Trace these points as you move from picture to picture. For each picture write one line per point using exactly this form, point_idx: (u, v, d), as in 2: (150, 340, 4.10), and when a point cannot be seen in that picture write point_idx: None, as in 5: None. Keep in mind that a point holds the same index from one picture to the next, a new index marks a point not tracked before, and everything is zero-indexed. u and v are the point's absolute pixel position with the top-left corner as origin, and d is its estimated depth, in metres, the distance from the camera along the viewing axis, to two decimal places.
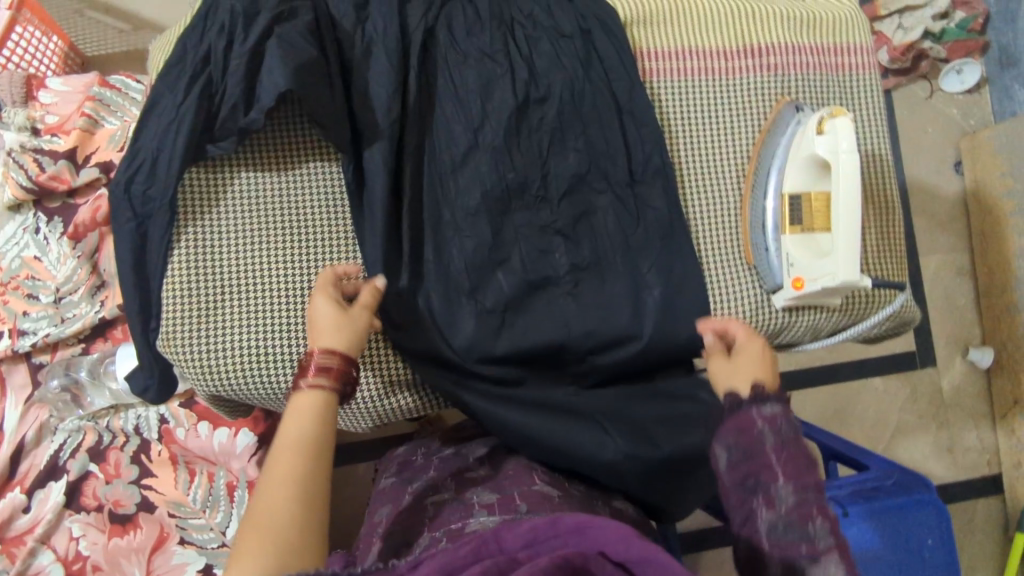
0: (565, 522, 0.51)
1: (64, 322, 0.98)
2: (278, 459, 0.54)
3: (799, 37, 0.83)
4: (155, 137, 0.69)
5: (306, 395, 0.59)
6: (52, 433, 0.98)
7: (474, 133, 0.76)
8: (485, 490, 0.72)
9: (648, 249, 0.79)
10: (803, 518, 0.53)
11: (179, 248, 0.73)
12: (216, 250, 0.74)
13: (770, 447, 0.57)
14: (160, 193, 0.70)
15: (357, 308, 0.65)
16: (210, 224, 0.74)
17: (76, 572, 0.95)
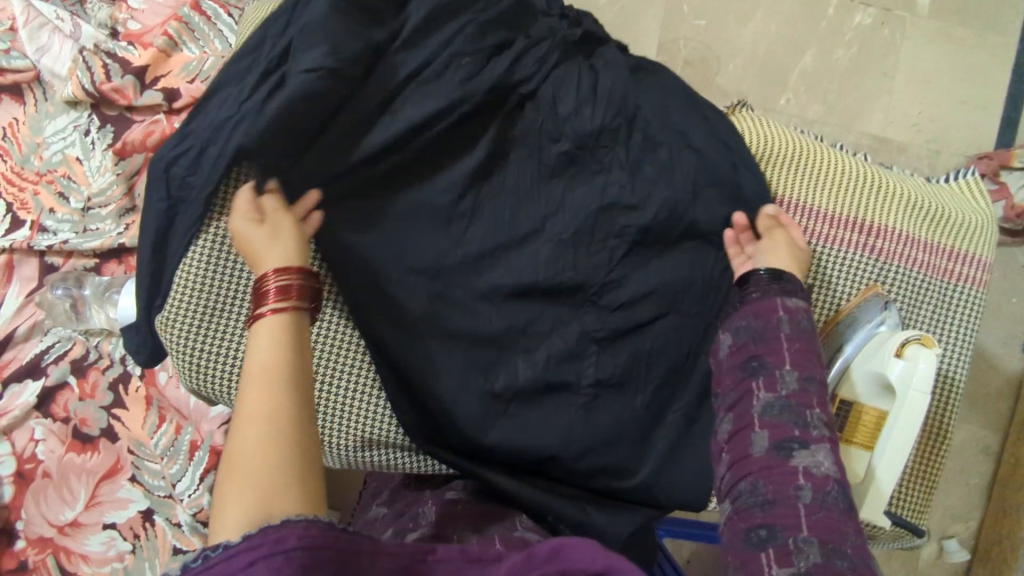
0: (539, 552, 0.49)
1: (86, 234, 0.96)
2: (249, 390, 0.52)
3: (914, 229, 0.76)
4: (206, 130, 0.66)
5: (266, 321, 0.57)
6: (42, 333, 0.98)
7: (544, 218, 0.73)
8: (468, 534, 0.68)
9: (671, 392, 0.75)
10: (801, 401, 0.62)
11: (204, 241, 0.70)
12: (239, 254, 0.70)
13: (783, 334, 0.66)
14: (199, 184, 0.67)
15: (277, 219, 0.63)
16: None
17: (27, 472, 0.98)
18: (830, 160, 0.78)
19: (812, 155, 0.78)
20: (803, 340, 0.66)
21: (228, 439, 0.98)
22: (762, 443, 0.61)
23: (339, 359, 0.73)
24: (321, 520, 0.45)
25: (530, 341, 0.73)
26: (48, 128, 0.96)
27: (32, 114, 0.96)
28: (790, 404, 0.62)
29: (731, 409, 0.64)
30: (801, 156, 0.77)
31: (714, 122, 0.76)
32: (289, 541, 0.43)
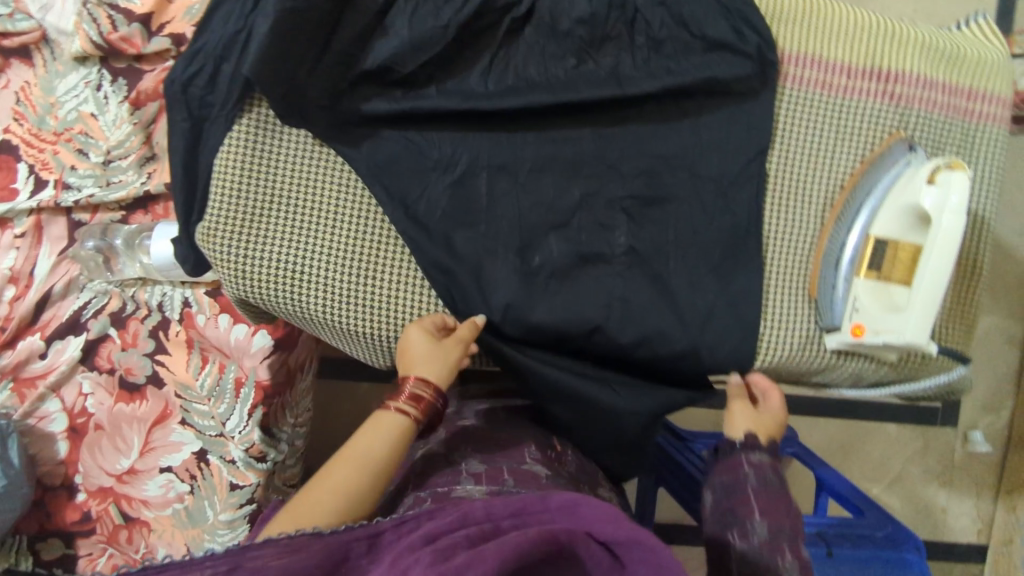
0: (552, 500, 0.55)
1: (108, 187, 0.98)
2: (339, 470, 0.63)
3: (933, 71, 0.76)
4: (216, 47, 0.66)
5: (388, 414, 0.67)
6: (79, 290, 1.00)
7: (572, 71, 0.71)
8: (476, 460, 0.76)
9: (708, 257, 0.74)
10: (773, 550, 0.64)
11: (229, 149, 0.70)
12: (269, 160, 0.71)
13: (750, 488, 0.68)
14: (220, 100, 0.69)
15: (451, 342, 0.70)
16: (265, 132, 0.70)
17: (79, 426, 1.00)
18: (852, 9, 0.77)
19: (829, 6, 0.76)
20: (775, 492, 0.68)
21: (270, 373, 1.00)
22: (761, 531, 0.65)
23: (379, 255, 0.73)
24: (305, 533, 0.52)
25: (562, 217, 0.73)
26: (60, 87, 0.97)
27: (43, 75, 0.97)
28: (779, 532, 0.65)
29: (725, 484, 0.70)
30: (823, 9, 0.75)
31: None
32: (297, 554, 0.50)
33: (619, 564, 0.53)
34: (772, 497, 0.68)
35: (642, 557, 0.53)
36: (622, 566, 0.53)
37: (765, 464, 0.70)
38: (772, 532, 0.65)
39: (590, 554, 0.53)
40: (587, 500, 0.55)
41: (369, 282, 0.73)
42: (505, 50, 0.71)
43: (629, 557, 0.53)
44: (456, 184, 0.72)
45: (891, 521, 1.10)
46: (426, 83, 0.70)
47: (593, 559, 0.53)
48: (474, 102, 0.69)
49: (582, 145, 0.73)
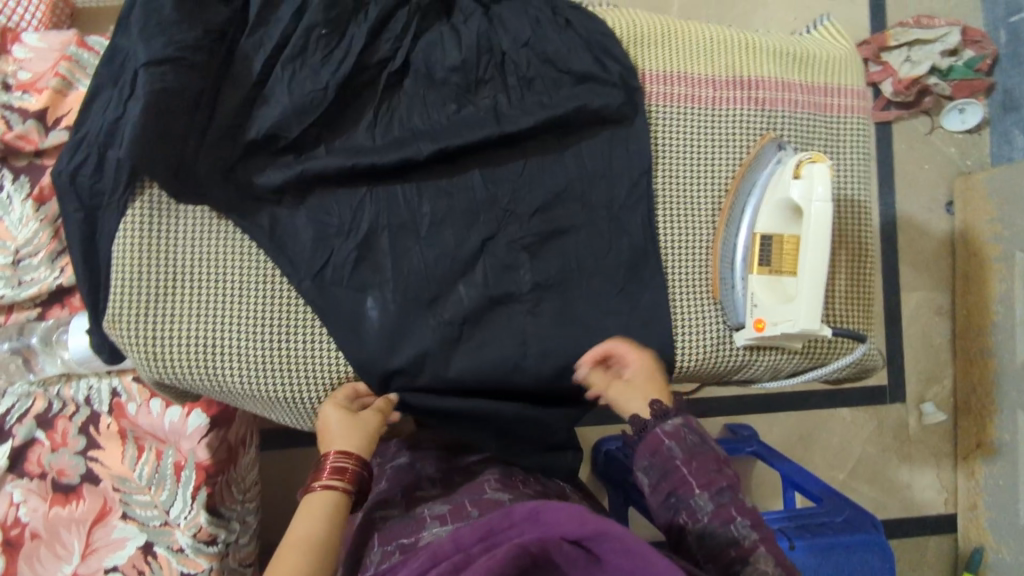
0: (517, 514, 0.53)
1: (20, 286, 0.96)
2: (290, 558, 0.60)
3: (789, 74, 0.82)
4: (99, 136, 0.68)
5: (316, 497, 0.66)
6: (0, 396, 0.97)
7: (451, 114, 0.75)
8: (437, 502, 0.72)
9: (611, 275, 0.78)
10: (722, 519, 0.60)
11: (124, 237, 0.70)
12: (169, 242, 0.72)
13: (677, 460, 0.64)
14: (109, 187, 0.69)
15: (367, 413, 0.72)
16: (160, 216, 0.71)
17: (14, 539, 0.94)
18: (708, 27, 0.83)
19: (686, 29, 0.83)
20: (702, 455, 0.64)
21: (210, 452, 0.98)
22: (707, 506, 0.61)
23: (291, 321, 0.74)
24: None
25: (467, 255, 0.76)
26: None
27: None
28: (710, 524, 0.60)
29: (653, 466, 0.65)
30: (676, 32, 0.82)
31: (581, 8, 0.79)
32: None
33: (596, 560, 0.50)
34: (702, 458, 0.64)
35: (619, 546, 0.49)
36: (600, 560, 0.50)
37: (684, 428, 0.66)
38: (717, 503, 0.61)
39: (565, 557, 0.50)
40: (548, 504, 0.53)
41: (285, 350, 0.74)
42: (387, 101, 0.75)
43: (605, 552, 0.50)
44: (360, 246, 0.74)
45: (847, 505, 1.13)
46: (315, 144, 0.73)
47: (571, 561, 0.50)
48: (362, 156, 0.73)
49: (476, 192, 0.76)
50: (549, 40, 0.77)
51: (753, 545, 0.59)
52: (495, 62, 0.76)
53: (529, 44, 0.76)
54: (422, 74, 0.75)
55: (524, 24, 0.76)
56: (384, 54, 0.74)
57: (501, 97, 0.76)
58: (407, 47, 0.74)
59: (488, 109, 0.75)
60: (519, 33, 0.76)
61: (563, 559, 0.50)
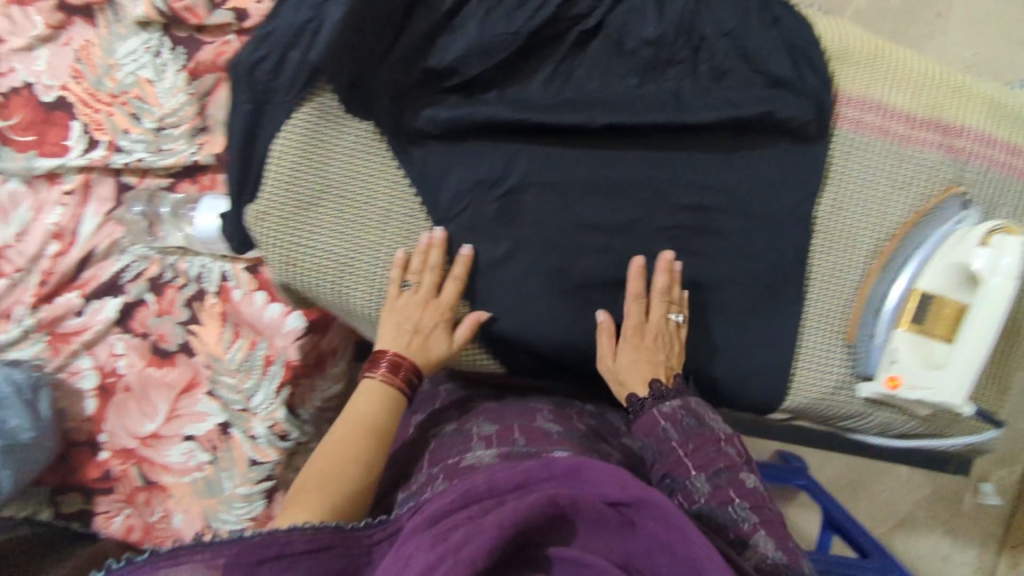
0: (556, 468, 0.54)
1: (159, 153, 0.99)
2: (345, 429, 0.69)
3: (996, 129, 0.77)
4: (285, 35, 0.66)
5: (374, 385, 0.71)
6: (120, 253, 1.01)
7: (629, 88, 0.71)
8: (487, 423, 0.73)
9: (739, 294, 0.75)
10: (720, 500, 0.59)
11: (283, 146, 0.71)
12: (324, 160, 0.72)
13: (673, 442, 0.64)
14: (282, 89, 0.69)
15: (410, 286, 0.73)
16: (318, 135, 0.71)
17: (109, 386, 1.02)
18: (917, 61, 0.79)
19: (897, 56, 0.78)
20: (699, 436, 0.63)
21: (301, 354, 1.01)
22: (703, 486, 0.60)
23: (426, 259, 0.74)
24: (328, 527, 0.57)
25: (602, 237, 0.74)
26: (120, 50, 0.97)
27: (104, 34, 0.97)
28: (711, 507, 0.59)
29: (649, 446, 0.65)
30: (885, 57, 0.77)
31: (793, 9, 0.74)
32: (297, 544, 0.55)
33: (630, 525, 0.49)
34: (702, 442, 0.63)
35: (656, 514, 0.49)
36: (632, 525, 0.49)
37: (681, 409, 0.65)
38: (714, 484, 0.60)
39: (600, 518, 0.48)
40: (595, 464, 0.53)
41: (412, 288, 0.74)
42: (570, 60, 0.72)
43: (639, 515, 0.49)
44: (504, 198, 0.73)
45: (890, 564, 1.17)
46: (486, 89, 0.71)
47: (612, 531, 0.49)
48: (529, 112, 0.70)
49: (636, 170, 0.73)
50: (757, 35, 0.71)
51: (753, 530, 0.57)
52: (688, 47, 0.71)
53: (733, 35, 0.71)
54: (613, 43, 0.71)
55: (732, 13, 0.71)
56: (580, 13, 0.70)
57: (688, 87, 0.72)
58: (606, 9, 0.70)
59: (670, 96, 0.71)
60: (724, 17, 0.71)
61: (593, 519, 0.48)
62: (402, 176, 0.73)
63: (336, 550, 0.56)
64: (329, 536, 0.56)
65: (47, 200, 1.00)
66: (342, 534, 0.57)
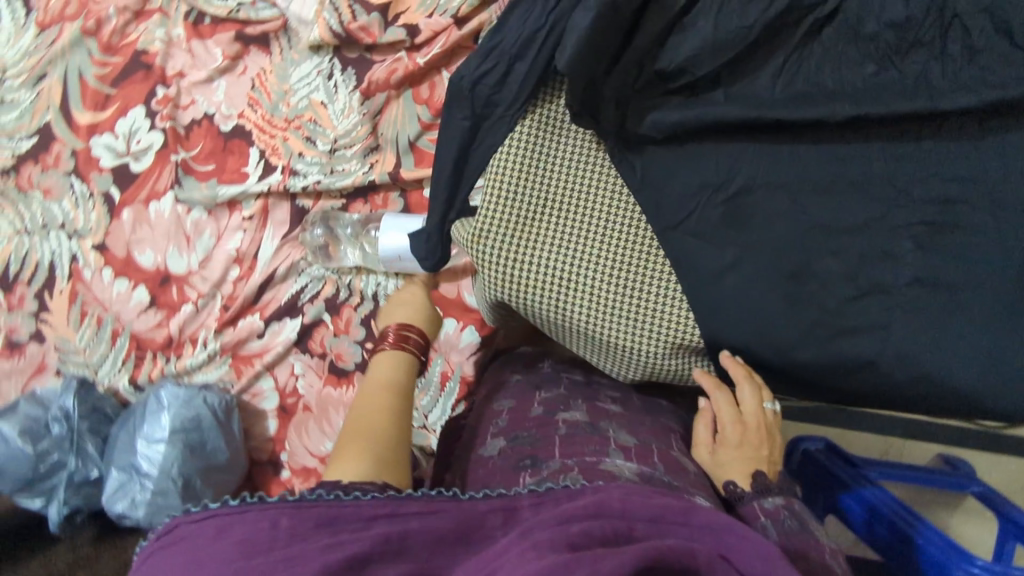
0: (696, 516, 0.48)
1: (332, 175, 1.00)
2: (369, 394, 0.75)
3: None
4: (512, 46, 0.65)
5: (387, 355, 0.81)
6: (297, 274, 1.03)
7: (867, 76, 0.66)
8: (622, 431, 0.74)
9: (1001, 294, 0.67)
10: None
11: (502, 159, 0.70)
12: (541, 171, 0.70)
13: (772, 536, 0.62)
14: (504, 101, 0.68)
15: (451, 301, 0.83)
16: (536, 146, 0.69)
17: (289, 406, 1.04)
18: None
19: None
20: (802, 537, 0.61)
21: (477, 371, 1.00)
22: None
23: (648, 269, 0.70)
24: (443, 496, 0.52)
25: (839, 237, 0.69)
26: (294, 75, 1.00)
27: (278, 62, 1.01)
28: None
29: None
30: None
31: None
32: (408, 507, 0.50)
33: None
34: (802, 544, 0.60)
35: None
36: None
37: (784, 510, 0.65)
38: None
39: None
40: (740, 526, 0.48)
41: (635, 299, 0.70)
42: (801, 50, 0.67)
43: None
44: (731, 201, 0.69)
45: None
46: (712, 88, 0.67)
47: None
48: (762, 109, 0.66)
49: (871, 163, 0.68)
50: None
51: None
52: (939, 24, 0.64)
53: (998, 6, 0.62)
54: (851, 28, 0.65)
55: None
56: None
57: (937, 69, 0.65)
58: None
59: (917, 82, 0.65)
60: None
61: None
62: (622, 184, 0.70)
63: (449, 514, 0.50)
64: (443, 504, 0.51)
65: (227, 226, 1.03)
66: (461, 503, 0.52)
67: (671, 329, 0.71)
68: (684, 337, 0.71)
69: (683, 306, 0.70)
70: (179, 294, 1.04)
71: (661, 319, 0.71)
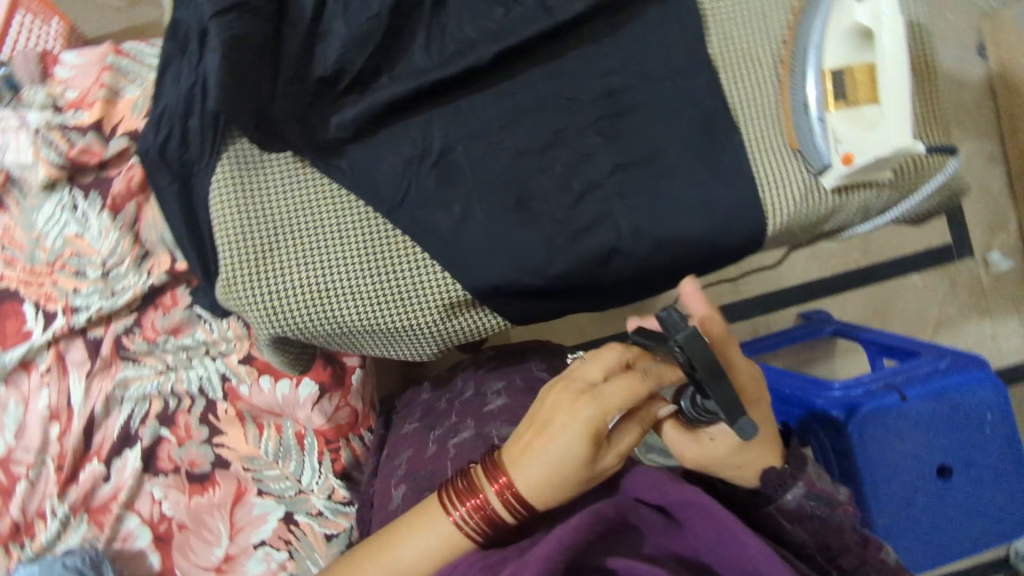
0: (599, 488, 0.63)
1: (114, 296, 0.99)
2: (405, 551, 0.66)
3: None
4: (179, 105, 0.71)
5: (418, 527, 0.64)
6: (119, 404, 1.01)
7: (497, 19, 0.76)
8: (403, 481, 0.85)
9: (677, 151, 0.78)
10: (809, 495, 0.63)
11: (219, 207, 0.74)
12: (259, 204, 0.75)
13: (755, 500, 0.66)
14: (196, 156, 0.74)
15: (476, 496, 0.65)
16: (245, 186, 0.75)
17: (165, 533, 0.99)
18: None
19: None
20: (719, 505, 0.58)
21: (326, 417, 1.02)
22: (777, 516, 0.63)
23: (388, 249, 0.75)
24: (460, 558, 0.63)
25: (539, 156, 0.77)
26: (39, 220, 0.98)
27: (18, 214, 0.98)
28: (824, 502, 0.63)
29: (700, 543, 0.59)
30: None
31: None
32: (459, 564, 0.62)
33: (676, 523, 0.60)
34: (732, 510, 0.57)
35: (693, 509, 0.58)
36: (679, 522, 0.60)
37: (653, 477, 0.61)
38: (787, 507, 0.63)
39: (640, 518, 0.60)
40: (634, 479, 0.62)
41: (390, 280, 0.75)
42: (438, 19, 0.76)
43: (681, 514, 0.59)
44: (438, 164, 0.76)
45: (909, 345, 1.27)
46: (377, 75, 0.74)
47: (650, 525, 0.60)
48: (423, 76, 0.73)
49: (538, 87, 0.77)
50: None
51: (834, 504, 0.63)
52: None
53: None
54: None
55: None
56: None
57: None
58: None
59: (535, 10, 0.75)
60: None
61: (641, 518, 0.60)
62: (332, 186, 0.75)
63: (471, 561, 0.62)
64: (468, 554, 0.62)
65: (31, 388, 1.00)
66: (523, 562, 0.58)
67: (433, 293, 0.76)
68: (447, 295, 0.76)
69: (434, 269, 0.75)
70: (7, 476, 0.99)
71: (419, 287, 0.76)
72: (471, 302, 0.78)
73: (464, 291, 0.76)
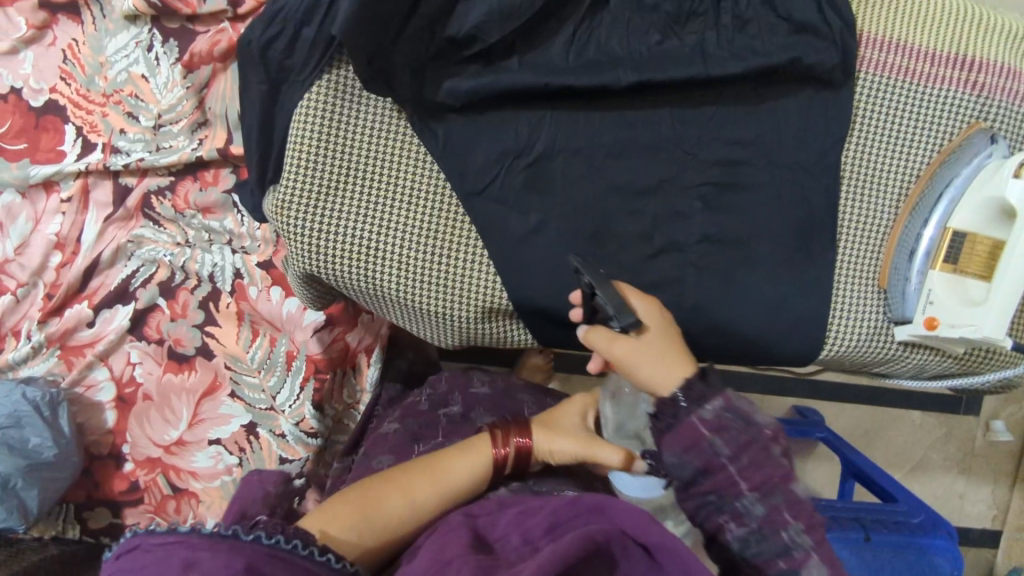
0: (583, 502, 0.53)
1: (159, 152, 0.96)
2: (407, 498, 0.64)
3: (1016, 61, 0.76)
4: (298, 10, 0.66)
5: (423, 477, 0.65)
6: (126, 258, 0.99)
7: (649, 45, 0.70)
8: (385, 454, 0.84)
9: (770, 246, 0.74)
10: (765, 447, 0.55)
11: (298, 127, 0.69)
12: (340, 139, 0.70)
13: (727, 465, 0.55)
14: (296, 67, 0.69)
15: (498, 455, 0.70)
16: (332, 116, 0.70)
17: (128, 396, 0.98)
18: None
19: None
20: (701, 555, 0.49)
21: (322, 347, 0.99)
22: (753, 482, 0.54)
23: (451, 233, 0.72)
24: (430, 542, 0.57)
25: (632, 198, 0.72)
26: (110, 46, 0.93)
27: (92, 32, 0.94)
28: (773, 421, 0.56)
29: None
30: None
31: None
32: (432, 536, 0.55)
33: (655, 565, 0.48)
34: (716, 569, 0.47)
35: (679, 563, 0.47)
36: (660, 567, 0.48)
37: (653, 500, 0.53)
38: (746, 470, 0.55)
39: (624, 554, 0.48)
40: (617, 506, 0.51)
41: (441, 266, 0.72)
42: (590, 19, 0.70)
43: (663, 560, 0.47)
44: (531, 167, 0.71)
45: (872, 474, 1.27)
46: (506, 55, 0.69)
47: (632, 563, 0.48)
48: (552, 76, 0.68)
49: (659, 128, 0.72)
50: None
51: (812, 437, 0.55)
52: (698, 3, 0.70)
53: None
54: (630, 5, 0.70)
55: None
56: None
57: (711, 41, 0.70)
58: None
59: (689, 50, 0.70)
60: None
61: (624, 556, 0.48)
62: (420, 150, 0.71)
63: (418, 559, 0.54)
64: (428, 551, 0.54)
65: (46, 210, 0.97)
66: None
67: (477, 293, 0.73)
68: (489, 301, 0.74)
69: (488, 270, 0.73)
70: None
71: (467, 282, 0.73)
72: (508, 314, 0.75)
73: (508, 303, 0.74)
